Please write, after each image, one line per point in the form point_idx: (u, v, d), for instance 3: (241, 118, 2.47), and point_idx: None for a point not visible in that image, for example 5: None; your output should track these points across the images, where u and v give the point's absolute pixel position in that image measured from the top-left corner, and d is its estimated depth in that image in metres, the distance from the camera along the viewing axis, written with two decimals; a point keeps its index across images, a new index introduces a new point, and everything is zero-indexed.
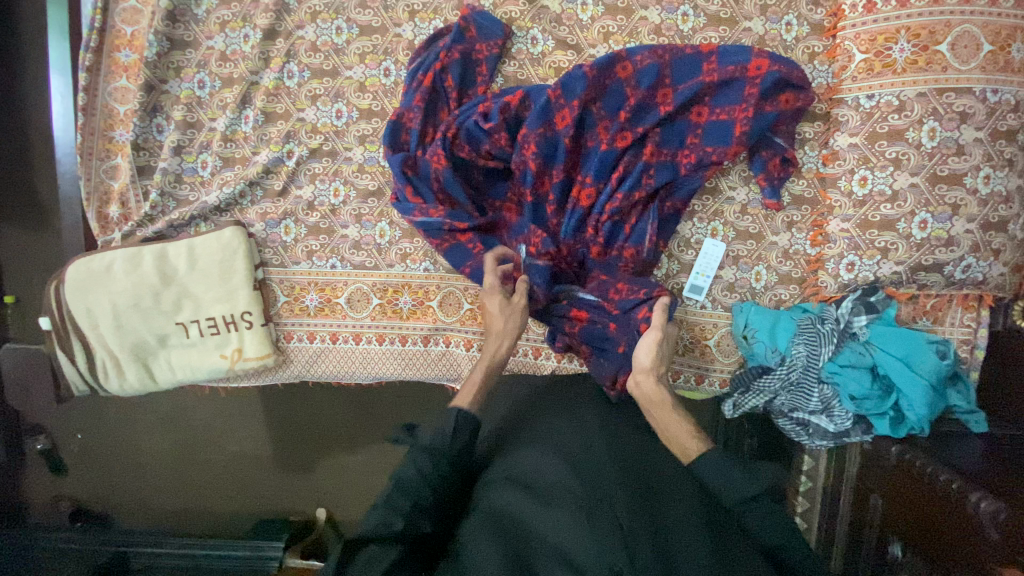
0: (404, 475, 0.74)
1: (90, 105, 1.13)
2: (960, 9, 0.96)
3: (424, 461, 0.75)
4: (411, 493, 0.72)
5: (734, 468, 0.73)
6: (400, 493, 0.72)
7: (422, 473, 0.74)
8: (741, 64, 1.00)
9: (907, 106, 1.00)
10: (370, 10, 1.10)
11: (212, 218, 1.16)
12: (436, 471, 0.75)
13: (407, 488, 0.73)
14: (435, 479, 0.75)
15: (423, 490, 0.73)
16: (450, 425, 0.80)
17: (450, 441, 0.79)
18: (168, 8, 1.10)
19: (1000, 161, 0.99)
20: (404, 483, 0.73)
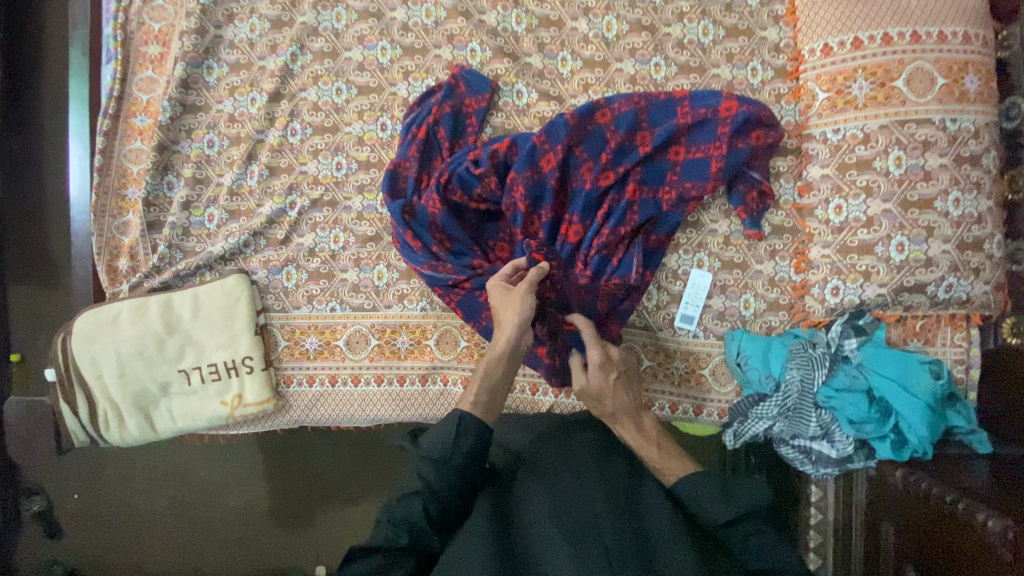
0: (409, 489, 0.75)
1: (106, 166, 1.21)
2: (911, 49, 1.05)
3: (427, 470, 0.75)
4: (417, 506, 0.73)
5: (711, 492, 0.77)
6: (406, 504, 0.74)
7: (426, 485, 0.74)
8: (712, 107, 1.07)
9: (871, 138, 1.06)
10: (367, 72, 1.20)
11: (217, 268, 1.20)
12: (440, 481, 0.75)
13: (412, 499, 0.74)
14: (442, 488, 0.75)
15: (431, 496, 0.74)
16: (450, 432, 0.77)
17: (452, 447, 0.76)
18: (182, 77, 1.20)
19: (968, 185, 1.04)
20: (411, 496, 0.74)
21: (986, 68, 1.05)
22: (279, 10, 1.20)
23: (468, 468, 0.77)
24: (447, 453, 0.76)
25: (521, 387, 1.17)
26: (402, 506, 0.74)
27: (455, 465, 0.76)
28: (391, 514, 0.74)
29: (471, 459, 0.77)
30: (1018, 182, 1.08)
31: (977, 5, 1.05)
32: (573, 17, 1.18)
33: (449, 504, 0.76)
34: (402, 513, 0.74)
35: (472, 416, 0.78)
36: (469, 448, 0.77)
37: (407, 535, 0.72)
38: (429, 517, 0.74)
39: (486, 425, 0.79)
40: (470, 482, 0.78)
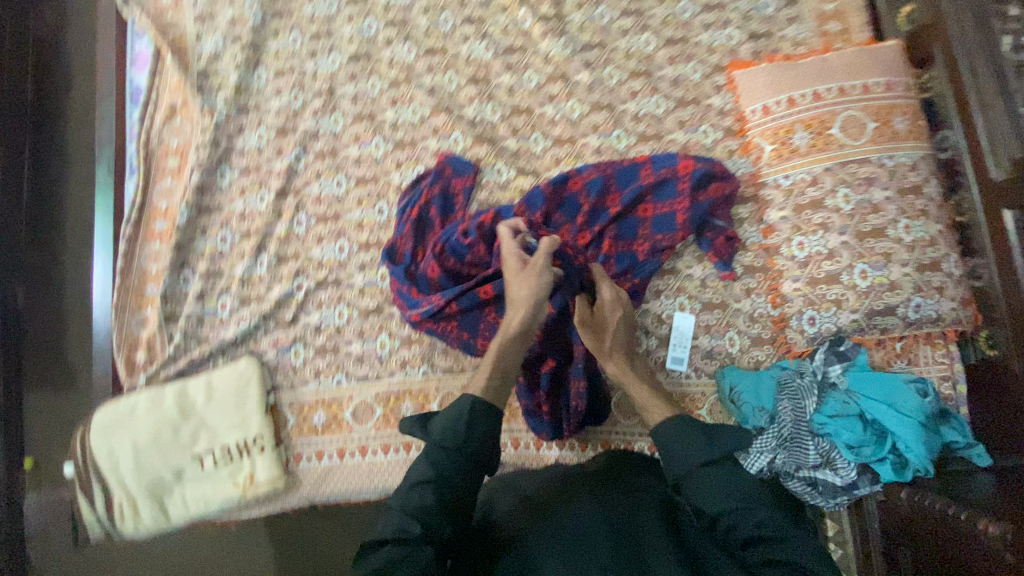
0: (421, 477, 0.76)
1: (127, 267, 1.32)
2: (840, 101, 1.18)
3: (439, 458, 0.78)
4: (430, 494, 0.75)
5: (694, 438, 0.83)
6: (419, 492, 0.75)
7: (438, 470, 0.76)
8: (672, 167, 1.20)
9: (819, 180, 1.17)
10: (363, 165, 1.34)
11: (229, 352, 1.27)
12: (452, 465, 0.77)
13: (424, 487, 0.76)
14: (454, 474, 0.77)
15: (443, 484, 0.76)
16: (461, 416, 0.80)
17: (464, 434, 0.79)
18: (198, 184, 1.34)
19: (914, 212, 1.13)
20: (423, 484, 0.76)
21: (911, 111, 1.17)
22: (283, 120, 1.37)
23: (479, 456, 0.79)
24: (458, 441, 0.79)
25: (525, 444, 1.22)
26: (414, 494, 0.75)
27: (465, 453, 0.78)
28: (404, 504, 0.75)
29: (481, 446, 0.80)
30: (962, 206, 1.18)
31: (889, 62, 1.20)
32: (541, 104, 1.34)
33: (461, 491, 0.77)
34: (415, 502, 0.74)
35: (483, 402, 0.82)
36: (479, 435, 0.80)
37: (420, 523, 0.73)
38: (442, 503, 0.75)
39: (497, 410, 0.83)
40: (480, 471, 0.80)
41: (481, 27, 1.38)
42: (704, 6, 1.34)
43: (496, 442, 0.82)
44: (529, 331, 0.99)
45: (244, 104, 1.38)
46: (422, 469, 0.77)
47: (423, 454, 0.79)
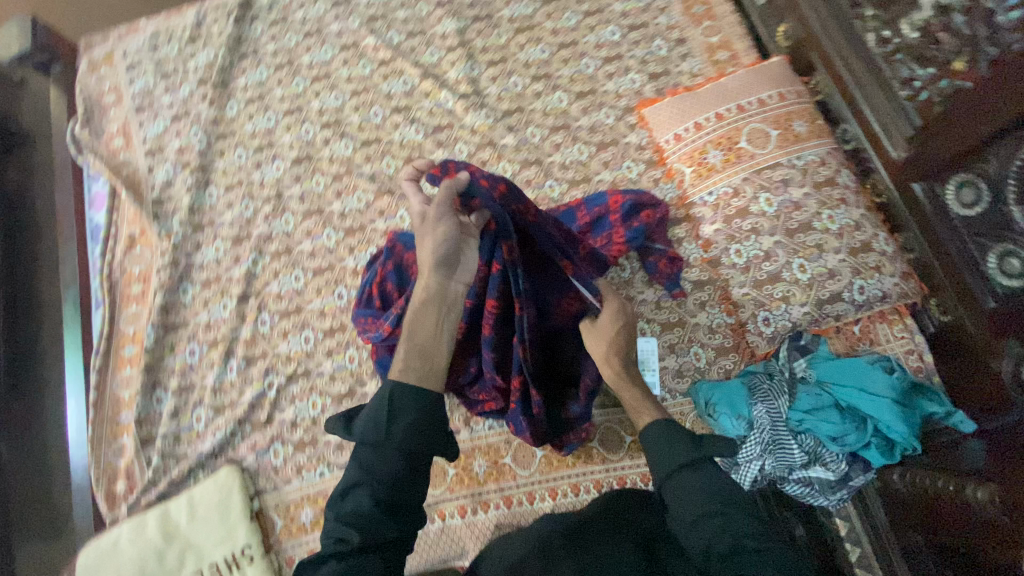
0: (352, 482, 0.75)
1: (101, 398, 1.33)
2: (742, 117, 1.28)
3: (368, 458, 0.76)
4: (363, 499, 0.73)
5: (679, 446, 0.87)
6: (354, 493, 0.74)
7: (368, 472, 0.75)
8: (603, 204, 1.26)
9: (740, 190, 1.24)
10: (318, 257, 1.40)
11: (208, 464, 1.26)
12: (380, 463, 0.75)
13: (356, 492, 0.74)
14: (384, 472, 0.74)
15: (376, 484, 0.74)
16: (382, 411, 0.77)
17: (388, 429, 0.76)
18: (163, 304, 1.38)
19: (834, 202, 1.20)
20: (354, 489, 0.74)
21: (808, 114, 1.27)
22: (237, 229, 1.44)
23: (410, 449, 0.76)
24: (382, 438, 0.76)
25: (518, 501, 1.19)
26: (348, 500, 0.74)
27: (394, 447, 0.75)
28: (339, 511, 0.74)
29: (411, 437, 0.76)
30: (878, 188, 1.25)
31: (777, 75, 1.31)
32: None
33: (399, 489, 0.74)
34: (350, 508, 0.73)
35: (405, 389, 0.79)
36: (407, 424, 0.77)
37: (356, 523, 0.72)
38: (376, 503, 0.73)
39: (426, 389, 0.80)
40: (419, 463, 0.77)
41: (408, 113, 1.50)
42: (604, 60, 1.48)
43: (428, 429, 0.78)
44: (445, 297, 0.90)
45: (199, 222, 1.46)
46: (354, 474, 0.76)
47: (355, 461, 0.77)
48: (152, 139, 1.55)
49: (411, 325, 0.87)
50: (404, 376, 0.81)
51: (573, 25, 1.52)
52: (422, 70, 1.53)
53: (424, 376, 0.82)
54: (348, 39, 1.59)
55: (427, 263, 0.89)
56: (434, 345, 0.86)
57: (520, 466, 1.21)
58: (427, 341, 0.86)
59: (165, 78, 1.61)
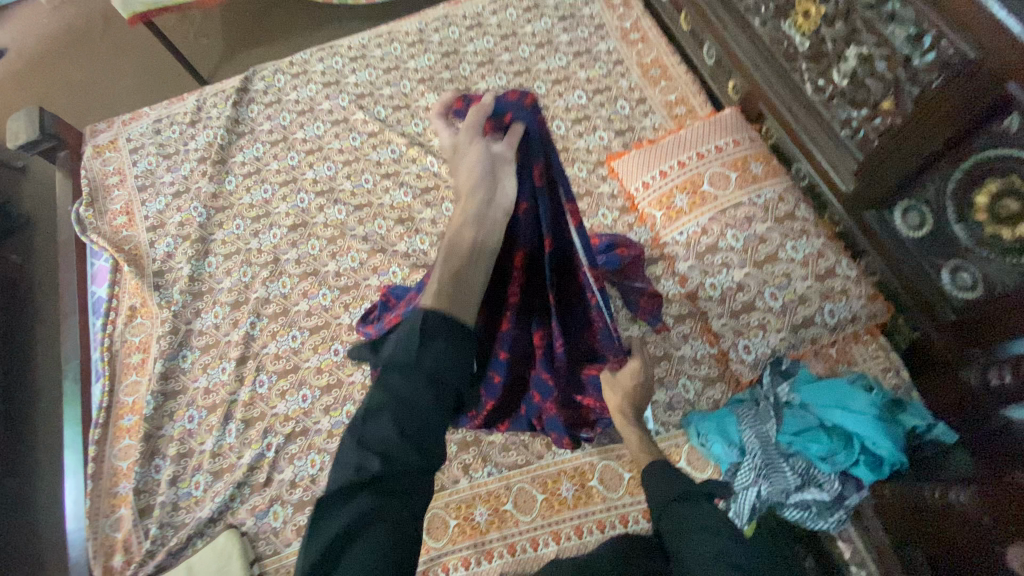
0: (374, 404, 0.60)
1: (98, 470, 1.33)
2: (702, 163, 1.39)
3: (395, 378, 0.61)
4: (388, 426, 0.59)
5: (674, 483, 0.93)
6: (375, 417, 0.60)
7: (394, 396, 0.60)
8: None
9: (707, 228, 1.32)
10: (314, 315, 1.45)
11: (207, 532, 1.25)
12: (410, 387, 0.60)
13: (379, 416, 0.60)
14: (412, 398, 0.60)
15: (402, 411, 0.59)
16: (416, 330, 0.63)
17: (421, 351, 0.62)
18: (162, 371, 1.41)
19: (796, 233, 1.28)
20: (377, 413, 0.60)
21: (762, 156, 1.39)
22: (235, 295, 1.50)
23: (443, 377, 0.62)
24: (414, 355, 0.62)
25: (522, 548, 1.17)
26: (369, 424, 0.59)
27: (425, 371, 0.61)
28: (358, 437, 0.59)
29: (445, 364, 0.62)
30: (835, 218, 1.35)
31: (730, 124, 1.44)
32: None
33: (429, 418, 0.60)
34: (373, 435, 0.59)
35: (439, 309, 0.66)
36: (443, 348, 0.63)
37: (378, 454, 0.58)
38: (402, 431, 0.59)
39: (459, 319, 0.66)
40: (450, 395, 0.63)
41: (396, 178, 1.61)
42: (573, 120, 1.61)
43: (465, 359, 0.64)
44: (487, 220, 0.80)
45: (198, 290, 1.52)
46: (375, 394, 0.61)
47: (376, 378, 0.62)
48: (153, 215, 1.64)
49: (449, 252, 0.76)
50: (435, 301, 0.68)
51: (544, 91, 1.67)
52: (408, 138, 1.66)
53: (460, 303, 0.69)
54: (338, 115, 1.73)
55: (465, 186, 0.81)
56: (473, 275, 0.74)
57: (521, 512, 1.21)
58: (466, 266, 0.74)
59: (167, 159, 1.72)
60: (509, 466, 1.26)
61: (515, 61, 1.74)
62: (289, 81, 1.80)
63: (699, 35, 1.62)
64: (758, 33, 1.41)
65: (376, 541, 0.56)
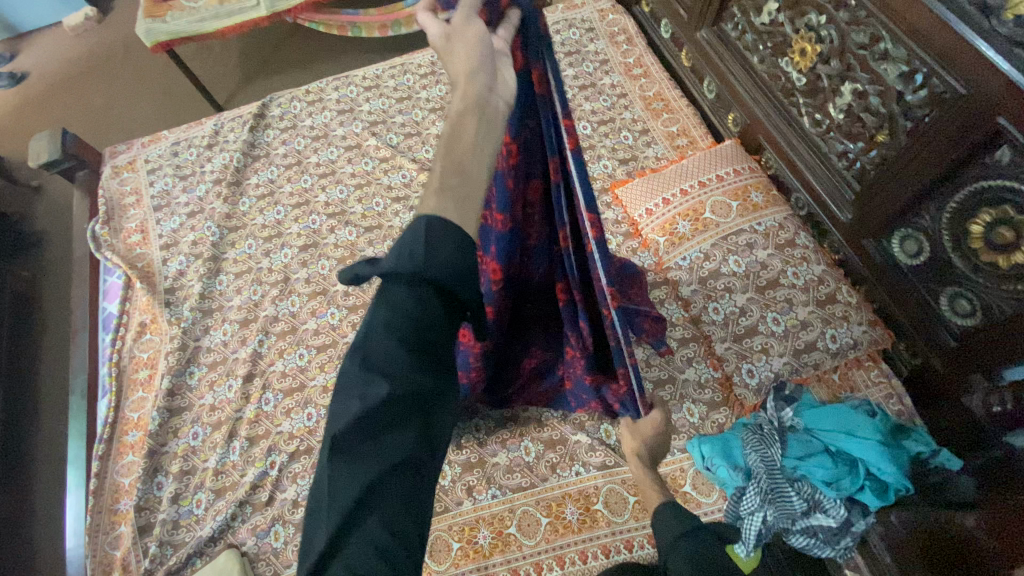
0: (382, 323, 0.46)
1: (100, 486, 1.33)
2: (704, 191, 1.43)
3: (401, 291, 0.47)
4: (399, 353, 0.45)
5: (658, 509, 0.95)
6: (380, 344, 0.46)
7: (405, 312, 0.46)
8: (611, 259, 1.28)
9: (710, 254, 1.36)
10: (322, 334, 1.47)
11: (207, 551, 1.23)
12: (424, 301, 0.47)
13: (387, 339, 0.46)
14: (428, 313, 0.47)
15: (413, 334, 0.46)
16: (422, 227, 0.47)
17: (435, 251, 0.47)
18: (169, 387, 1.42)
19: (797, 260, 1.31)
20: (385, 336, 0.46)
21: (763, 185, 1.43)
22: (245, 313, 1.52)
23: (456, 281, 0.48)
24: (418, 262, 0.47)
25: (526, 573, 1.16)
26: (374, 349, 0.45)
27: (435, 279, 0.48)
28: (362, 371, 0.45)
29: (454, 263, 0.48)
30: (835, 246, 1.38)
31: (731, 155, 1.49)
32: None
33: (447, 344, 0.48)
34: (381, 358, 0.45)
35: (448, 225, 0.48)
36: (455, 249, 0.47)
37: (388, 383, 0.44)
38: (417, 359, 0.46)
39: (465, 229, 0.49)
40: (457, 309, 0.50)
41: (407, 202, 1.65)
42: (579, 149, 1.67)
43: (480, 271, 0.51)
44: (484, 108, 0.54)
45: (208, 307, 1.54)
46: (374, 320, 0.47)
47: (374, 302, 0.49)
48: (167, 234, 1.68)
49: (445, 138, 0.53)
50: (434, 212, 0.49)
51: None
52: (419, 164, 1.71)
53: (459, 205, 0.50)
54: (351, 141, 1.78)
55: (456, 62, 0.57)
56: (475, 160, 0.52)
57: (525, 535, 1.20)
58: (467, 156, 0.51)
59: (183, 180, 1.77)
60: (513, 488, 1.25)
61: None
62: (305, 108, 1.87)
63: (699, 71, 1.70)
64: (756, 69, 1.48)
65: (398, 499, 0.43)
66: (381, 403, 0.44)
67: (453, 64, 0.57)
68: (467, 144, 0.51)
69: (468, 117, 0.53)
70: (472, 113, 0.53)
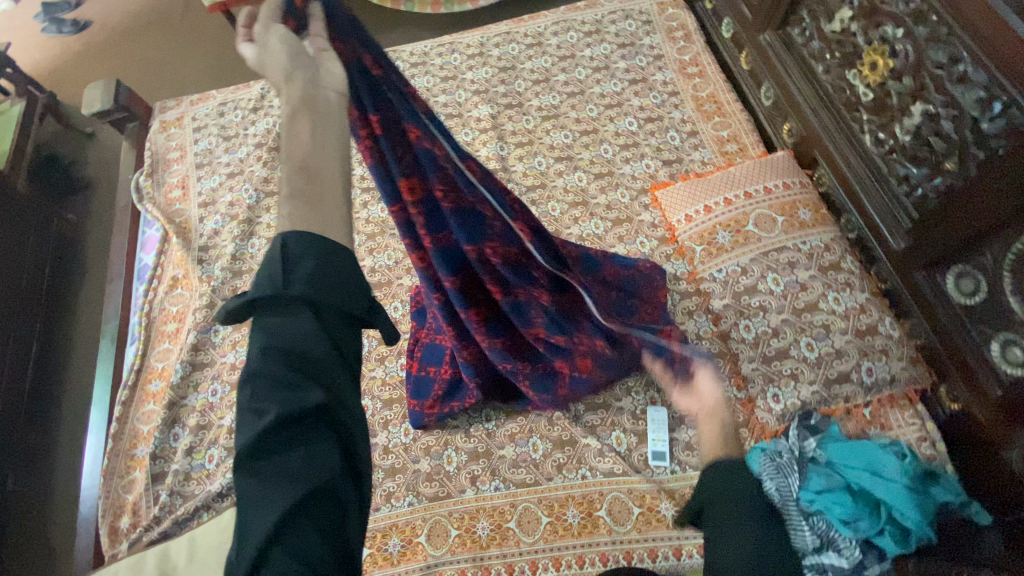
0: (256, 354, 0.43)
1: (120, 430, 1.38)
2: (749, 204, 1.37)
3: (274, 321, 0.45)
4: (281, 379, 0.42)
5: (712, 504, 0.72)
6: (257, 374, 0.42)
7: (282, 336, 0.44)
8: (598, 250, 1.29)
9: (748, 269, 1.31)
10: None
11: (214, 505, 1.27)
12: (303, 318, 0.45)
13: (266, 369, 0.43)
14: (308, 332, 0.44)
15: (297, 357, 0.43)
16: (278, 250, 0.45)
17: (296, 273, 0.45)
18: (194, 342, 1.45)
19: (839, 285, 1.25)
20: (264, 370, 0.42)
21: (812, 203, 1.37)
22: None
23: (331, 291, 0.46)
24: (289, 293, 0.44)
25: (520, 569, 1.15)
26: (253, 386, 0.42)
27: (305, 300, 0.45)
28: (246, 410, 0.42)
29: (319, 282, 0.45)
30: (882, 275, 1.30)
31: (781, 167, 1.42)
32: None
33: (337, 371, 0.45)
34: (268, 390, 0.42)
35: (302, 232, 0.46)
36: (314, 264, 0.45)
37: (275, 410, 0.41)
38: (300, 378, 0.43)
39: (328, 239, 0.47)
40: (346, 319, 0.48)
41: None
42: (621, 146, 1.62)
43: (349, 280, 0.47)
44: (315, 101, 0.52)
45: (239, 268, 1.57)
46: (249, 354, 0.44)
47: (252, 337, 0.45)
48: (206, 192, 1.71)
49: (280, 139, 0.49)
50: (291, 221, 0.46)
51: (595, 115, 1.69)
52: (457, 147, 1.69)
53: (314, 207, 0.47)
54: None
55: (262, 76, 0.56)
56: (322, 156, 0.49)
57: (526, 531, 1.19)
58: (310, 147, 0.49)
59: (227, 141, 1.80)
60: (517, 484, 1.24)
61: (570, 82, 1.76)
62: None
63: (758, 76, 1.62)
64: (820, 79, 1.40)
65: (314, 526, 0.41)
66: (270, 435, 0.41)
67: (270, 73, 0.54)
68: (301, 140, 0.48)
69: (303, 115, 0.51)
70: (306, 111, 0.51)
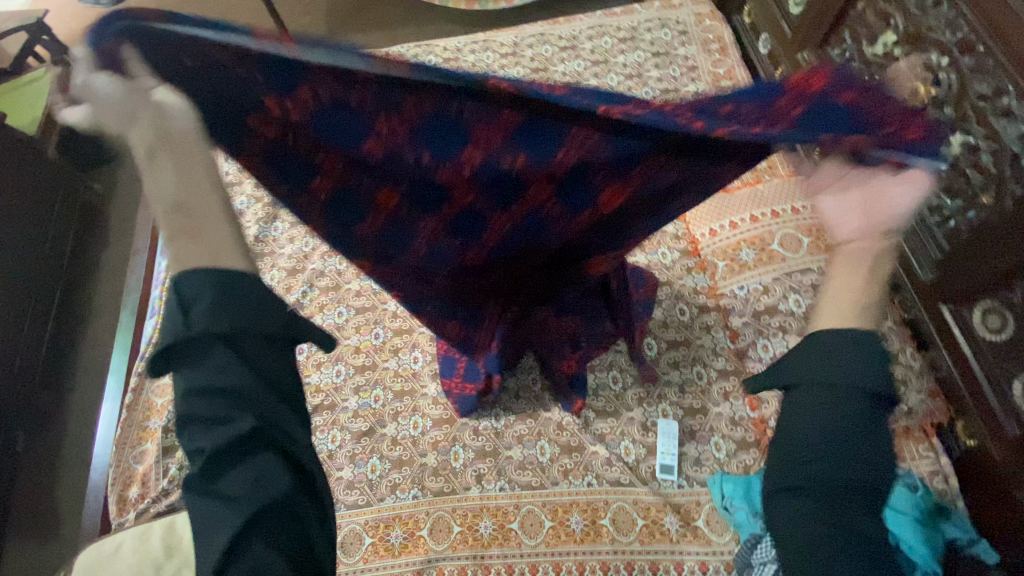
0: (183, 397, 0.51)
1: (135, 401, 1.40)
2: (775, 223, 1.37)
3: (189, 366, 0.52)
4: (209, 418, 0.50)
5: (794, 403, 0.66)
6: (188, 418, 0.51)
7: (200, 378, 0.51)
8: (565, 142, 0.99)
9: (770, 288, 1.32)
10: (364, 297, 1.49)
11: None
12: (215, 356, 0.51)
13: (196, 410, 0.50)
14: (218, 368, 0.51)
15: (217, 394, 0.50)
16: (178, 300, 0.52)
17: (202, 321, 0.51)
18: None
19: None
20: (194, 413, 0.51)
21: None
22: (294, 263, 1.55)
23: (238, 327, 0.52)
24: (195, 336, 0.51)
25: (520, 571, 1.15)
26: (189, 427, 0.51)
27: (217, 339, 0.51)
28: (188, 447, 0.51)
29: (220, 319, 0.51)
30: (907, 305, 1.29)
31: (811, 187, 1.39)
32: None
33: (259, 396, 0.51)
34: (200, 430, 0.50)
35: (198, 268, 0.53)
36: (211, 305, 0.51)
37: (209, 444, 0.50)
38: (222, 415, 0.50)
39: (219, 266, 0.53)
40: (262, 343, 0.54)
41: None
42: None
43: (260, 305, 0.54)
44: (167, 131, 0.58)
45: (261, 251, 1.59)
46: (178, 400, 0.52)
47: (176, 383, 0.52)
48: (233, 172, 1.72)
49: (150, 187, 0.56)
50: (183, 261, 0.53)
51: None
52: None
53: (194, 241, 0.54)
54: None
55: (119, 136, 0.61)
56: (198, 196, 0.56)
57: (528, 534, 1.19)
58: (180, 187, 0.55)
59: None
60: (522, 485, 1.24)
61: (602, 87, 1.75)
62: None
63: None
64: None
65: (263, 536, 0.49)
66: (209, 466, 0.50)
67: (109, 118, 0.59)
68: (169, 186, 0.55)
69: (168, 154, 0.57)
70: (165, 148, 0.58)
